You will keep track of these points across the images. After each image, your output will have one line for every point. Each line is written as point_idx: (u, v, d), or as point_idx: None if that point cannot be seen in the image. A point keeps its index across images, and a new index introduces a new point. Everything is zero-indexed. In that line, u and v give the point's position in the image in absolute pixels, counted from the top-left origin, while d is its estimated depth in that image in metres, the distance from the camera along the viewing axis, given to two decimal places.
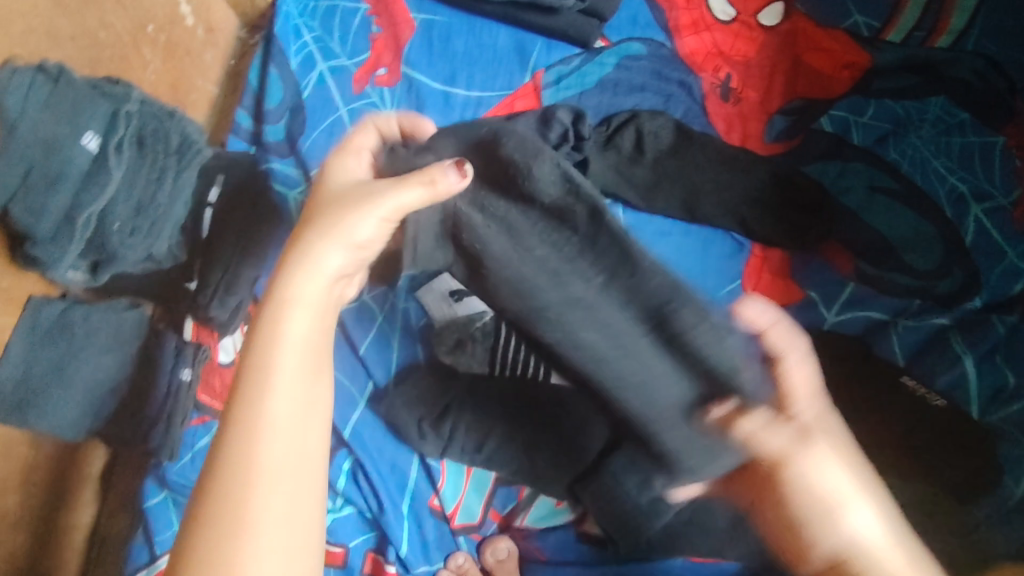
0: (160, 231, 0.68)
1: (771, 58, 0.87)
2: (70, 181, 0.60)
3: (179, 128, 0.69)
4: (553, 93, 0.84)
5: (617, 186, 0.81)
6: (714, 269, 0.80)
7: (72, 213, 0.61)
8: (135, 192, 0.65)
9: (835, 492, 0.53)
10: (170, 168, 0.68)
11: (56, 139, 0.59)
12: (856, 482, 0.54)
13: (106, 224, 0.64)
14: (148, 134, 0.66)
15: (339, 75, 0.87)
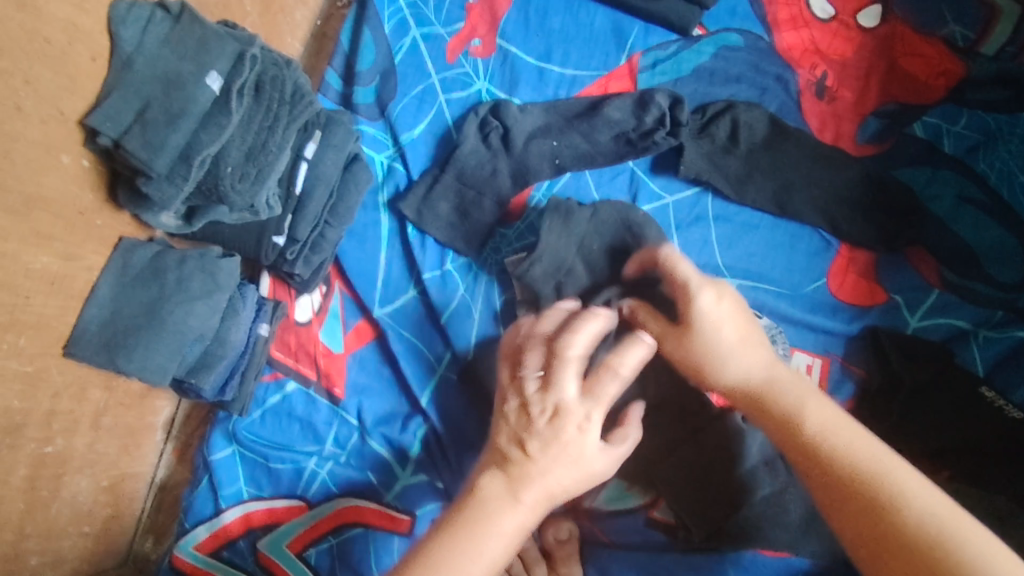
0: (265, 181, 0.67)
1: (867, 59, 0.87)
2: (190, 119, 0.59)
3: (294, 77, 0.69)
4: (648, 77, 0.84)
5: (709, 173, 0.80)
6: (799, 265, 0.80)
7: (188, 151, 0.60)
8: (248, 139, 0.65)
9: (717, 341, 0.62)
10: (282, 117, 0.68)
11: (179, 76, 0.59)
12: (728, 330, 0.62)
13: (219, 168, 0.63)
14: (264, 81, 0.66)
15: (432, 41, 0.86)
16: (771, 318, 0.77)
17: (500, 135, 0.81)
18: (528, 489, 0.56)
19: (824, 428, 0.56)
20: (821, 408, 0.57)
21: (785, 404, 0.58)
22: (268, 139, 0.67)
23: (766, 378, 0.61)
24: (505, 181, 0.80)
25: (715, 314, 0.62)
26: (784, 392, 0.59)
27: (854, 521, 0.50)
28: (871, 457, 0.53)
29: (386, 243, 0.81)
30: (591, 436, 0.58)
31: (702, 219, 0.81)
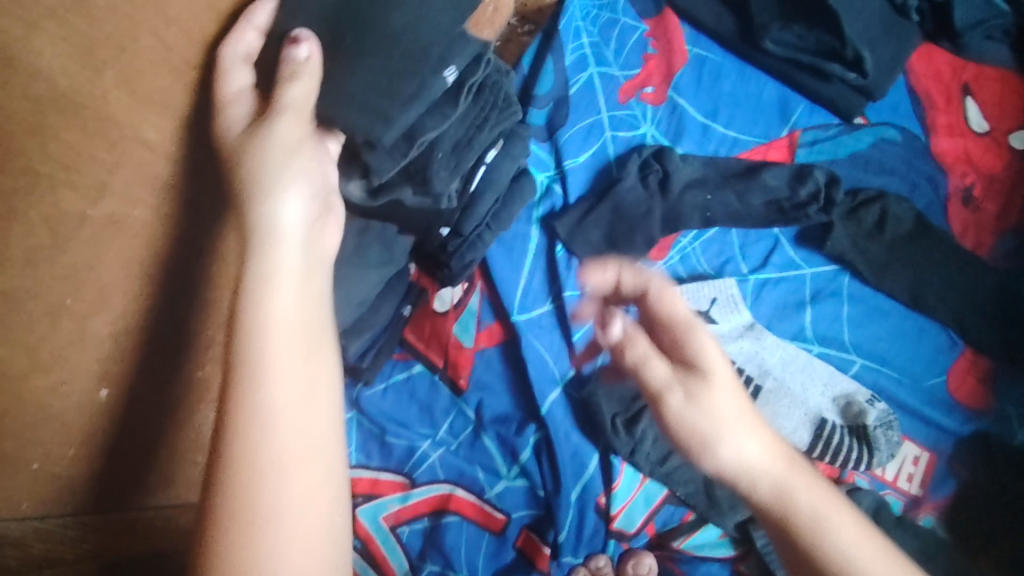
0: (456, 175, 0.71)
1: (1016, 178, 0.89)
2: (423, 103, 0.53)
3: (507, 87, 0.73)
4: (806, 153, 0.88)
5: (851, 255, 0.83)
6: (923, 358, 0.82)
7: (414, 132, 0.62)
8: (458, 131, 0.69)
9: (709, 425, 0.51)
10: (490, 119, 0.72)
11: (424, 56, 0.61)
12: (729, 402, 0.52)
13: (432, 153, 0.66)
14: (487, 87, 0.69)
15: (608, 80, 0.92)
16: (887, 403, 0.79)
17: (658, 179, 0.85)
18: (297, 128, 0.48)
19: (835, 546, 0.47)
20: (819, 498, 0.49)
21: (798, 517, 0.48)
22: (473, 135, 0.71)
23: (772, 485, 0.50)
24: (657, 222, 0.84)
25: (713, 356, 0.53)
26: (800, 502, 0.49)
27: None
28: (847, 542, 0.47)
29: (532, 255, 0.84)
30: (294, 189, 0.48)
31: (837, 295, 0.83)
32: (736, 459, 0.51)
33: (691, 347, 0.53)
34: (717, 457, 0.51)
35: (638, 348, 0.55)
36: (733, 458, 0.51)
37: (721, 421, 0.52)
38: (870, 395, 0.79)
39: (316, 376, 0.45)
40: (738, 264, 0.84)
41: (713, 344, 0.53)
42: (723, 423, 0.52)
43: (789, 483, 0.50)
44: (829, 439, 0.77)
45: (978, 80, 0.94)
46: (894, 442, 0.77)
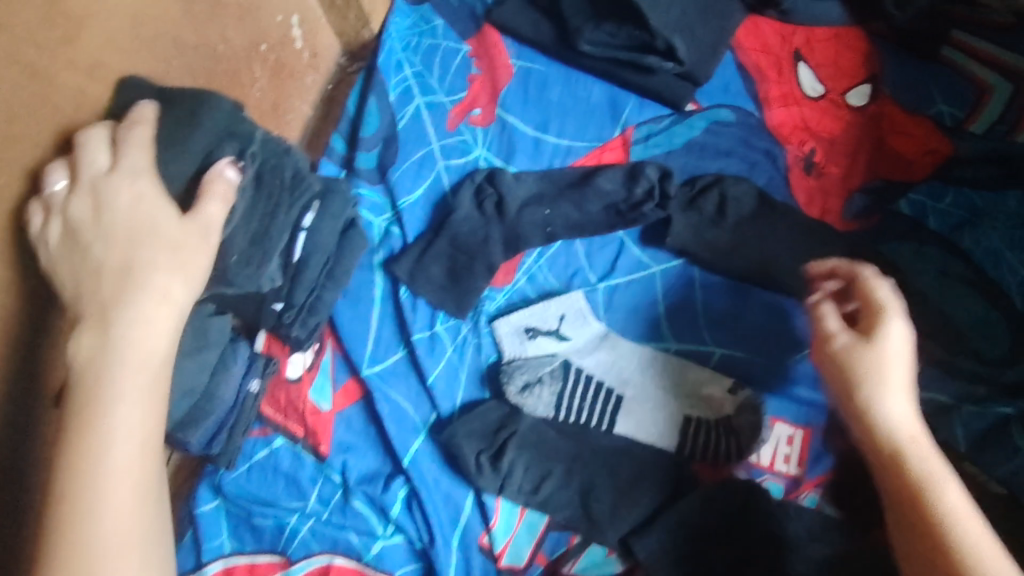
0: (269, 262, 0.69)
1: (857, 136, 0.88)
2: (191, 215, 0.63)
3: (294, 163, 0.71)
4: (642, 149, 0.87)
5: (694, 245, 0.82)
6: (783, 336, 0.81)
7: None
8: (252, 225, 0.67)
9: (913, 432, 0.62)
10: (283, 202, 0.70)
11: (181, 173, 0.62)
12: (902, 375, 0.65)
13: (225, 254, 0.66)
14: (265, 170, 0.68)
15: (435, 110, 0.90)
16: (754, 388, 0.78)
17: (495, 203, 0.84)
18: (189, 227, 0.59)
19: (957, 510, 0.57)
20: (957, 493, 0.59)
21: (917, 466, 0.60)
22: (270, 224, 0.69)
23: (931, 476, 0.60)
24: (497, 247, 0.83)
25: (896, 340, 0.66)
26: (950, 496, 0.58)
27: (919, 536, 0.57)
28: (963, 528, 0.56)
29: (379, 303, 0.84)
30: (167, 237, 0.57)
31: (689, 288, 0.82)
32: (899, 429, 0.63)
33: (880, 290, 0.68)
34: (882, 406, 0.63)
35: (889, 341, 0.65)
36: (949, 492, 0.58)
37: (891, 390, 0.64)
38: (733, 384, 0.78)
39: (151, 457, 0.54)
40: (586, 274, 0.83)
41: (898, 334, 0.66)
42: (903, 424, 0.63)
43: (919, 441, 0.62)
44: (697, 437, 0.76)
45: (809, 42, 0.93)
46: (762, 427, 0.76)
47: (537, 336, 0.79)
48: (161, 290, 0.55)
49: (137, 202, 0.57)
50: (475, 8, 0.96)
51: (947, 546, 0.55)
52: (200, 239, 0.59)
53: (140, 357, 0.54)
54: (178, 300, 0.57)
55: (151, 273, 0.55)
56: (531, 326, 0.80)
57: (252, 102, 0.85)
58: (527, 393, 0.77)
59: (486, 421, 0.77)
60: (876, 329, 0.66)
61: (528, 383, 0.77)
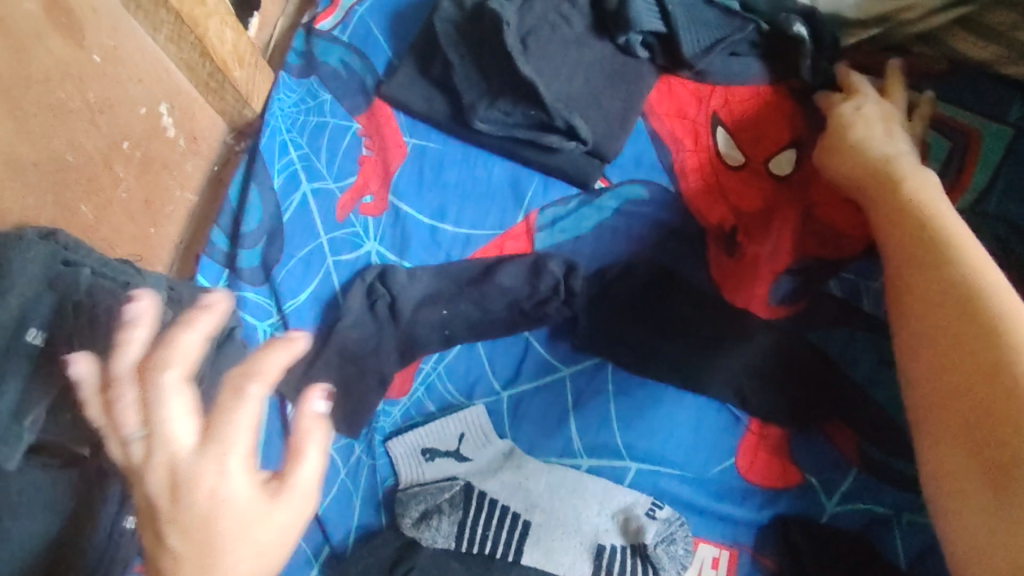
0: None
1: (778, 207, 0.81)
2: (15, 380, 0.55)
3: (136, 287, 0.63)
4: (547, 236, 0.80)
5: (608, 346, 0.75)
6: (706, 442, 0.73)
7: (19, 412, 0.55)
8: None
9: (900, 167, 0.70)
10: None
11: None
12: (913, 166, 0.70)
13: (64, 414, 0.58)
14: (95, 311, 0.59)
15: (323, 198, 0.83)
16: (672, 505, 0.71)
17: (387, 305, 0.77)
18: (277, 503, 0.36)
19: (1000, 284, 0.50)
20: (983, 254, 0.55)
21: (956, 250, 0.55)
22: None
23: (971, 253, 0.55)
24: (391, 355, 0.76)
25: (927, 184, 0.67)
26: (972, 264, 0.53)
27: (932, 310, 0.51)
28: (992, 284, 0.50)
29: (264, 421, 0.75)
30: (260, 518, 0.36)
31: (602, 393, 0.74)
32: (925, 210, 0.63)
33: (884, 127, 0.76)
34: (872, 153, 0.72)
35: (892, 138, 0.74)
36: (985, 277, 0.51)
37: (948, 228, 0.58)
38: (650, 502, 0.70)
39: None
40: (489, 381, 0.75)
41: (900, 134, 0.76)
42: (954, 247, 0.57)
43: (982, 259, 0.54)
44: (611, 567, 0.67)
45: (728, 104, 0.85)
46: (681, 555, 0.68)
47: (434, 458, 0.72)
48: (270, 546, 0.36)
49: (218, 510, 0.35)
50: (366, 80, 0.88)
51: (977, 328, 0.47)
52: (297, 520, 0.37)
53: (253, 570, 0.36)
54: (277, 554, 0.37)
55: (234, 570, 0.35)
56: (427, 447, 0.73)
57: (116, 206, 0.77)
58: (424, 524, 0.69)
59: (375, 560, 0.68)
60: (921, 210, 0.63)
61: (426, 513, 0.70)
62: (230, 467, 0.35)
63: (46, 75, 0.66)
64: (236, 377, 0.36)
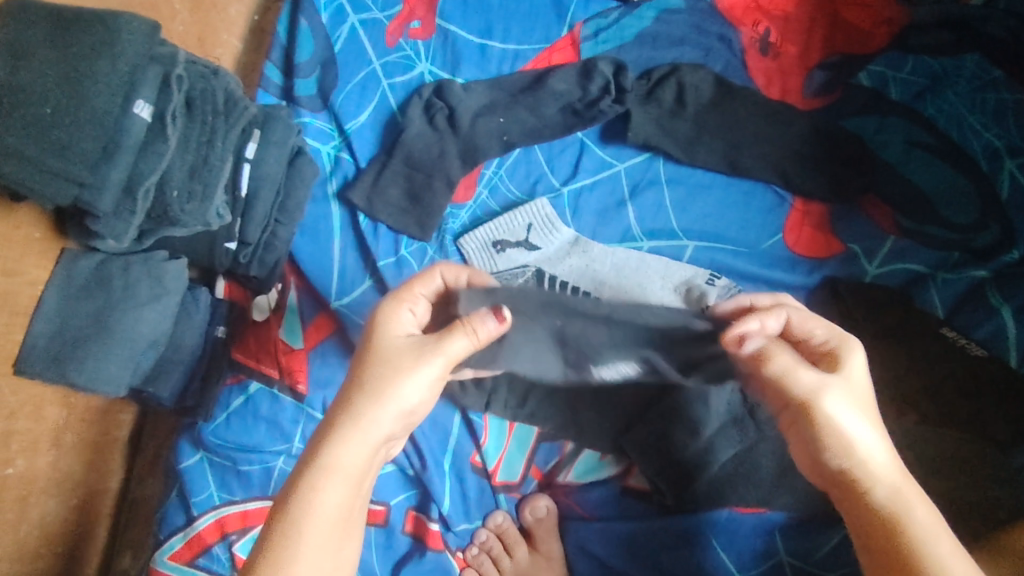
0: (214, 196, 0.65)
1: (810, 13, 0.87)
2: (128, 150, 0.58)
3: (225, 85, 0.66)
4: (592, 46, 0.84)
5: (658, 138, 0.80)
6: (754, 223, 0.80)
7: (132, 183, 0.59)
8: (189, 156, 0.63)
9: (854, 434, 0.53)
10: (219, 128, 0.65)
11: (106, 113, 0.56)
12: (863, 406, 0.54)
13: (165, 193, 0.62)
14: (194, 95, 0.63)
15: (371, 28, 0.84)
16: (728, 276, 0.77)
17: (446, 116, 0.80)
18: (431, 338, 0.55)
19: (876, 472, 0.52)
20: (879, 454, 0.53)
21: (881, 489, 0.51)
22: (208, 153, 0.65)
23: (885, 488, 0.51)
24: (454, 162, 0.79)
25: (858, 379, 0.55)
26: (913, 517, 0.50)
27: (890, 550, 0.50)
28: (913, 513, 0.50)
29: (339, 233, 0.80)
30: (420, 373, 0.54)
31: (656, 183, 0.80)
32: (844, 440, 0.52)
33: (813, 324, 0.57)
34: (839, 453, 0.53)
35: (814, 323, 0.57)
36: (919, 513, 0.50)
37: (847, 424, 0.53)
38: (709, 275, 0.75)
39: (346, 537, 0.52)
40: (549, 180, 0.80)
41: (858, 368, 0.55)
42: (864, 405, 0.54)
43: (886, 476, 0.52)
44: None
45: None
46: None
47: (504, 249, 0.76)
48: (407, 404, 0.54)
49: (407, 366, 0.54)
50: None
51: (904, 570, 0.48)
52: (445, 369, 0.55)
53: (350, 480, 0.53)
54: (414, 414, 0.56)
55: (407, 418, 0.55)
56: (498, 240, 0.77)
57: (175, 36, 0.79)
58: None
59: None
60: (851, 448, 0.52)
61: None
62: (403, 357, 0.55)
63: None
64: (405, 294, 0.59)
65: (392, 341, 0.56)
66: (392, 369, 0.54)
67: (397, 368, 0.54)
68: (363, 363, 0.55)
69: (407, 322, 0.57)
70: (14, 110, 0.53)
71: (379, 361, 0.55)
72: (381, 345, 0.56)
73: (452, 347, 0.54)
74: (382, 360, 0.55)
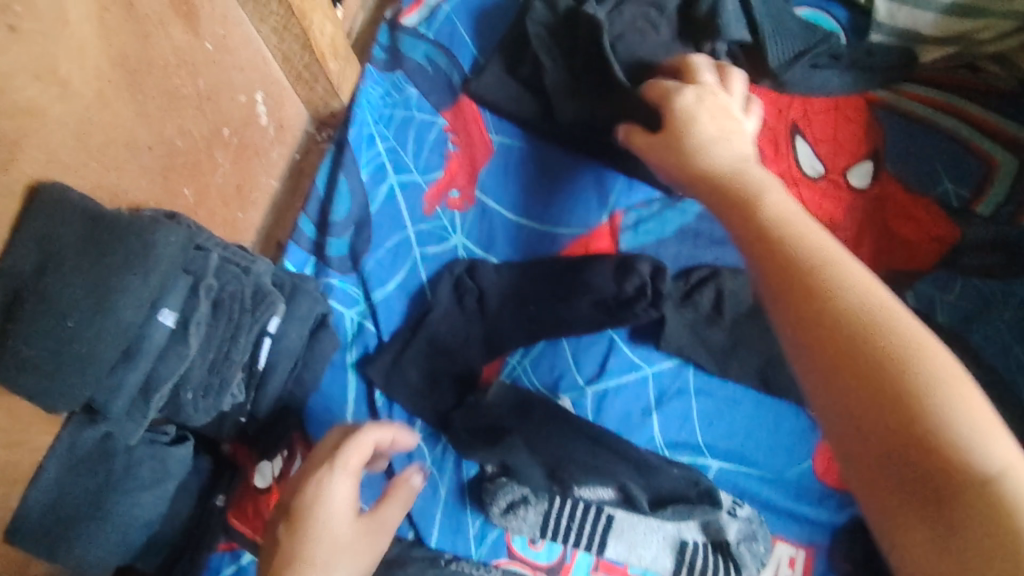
0: (229, 387, 0.64)
1: (857, 220, 0.84)
2: (147, 358, 0.57)
3: (256, 279, 0.65)
4: (632, 237, 0.82)
5: (692, 347, 0.77)
6: (785, 448, 0.75)
7: (147, 388, 0.58)
8: (210, 355, 0.62)
9: (829, 252, 0.46)
10: (244, 324, 0.64)
11: (130, 324, 0.55)
12: (807, 221, 0.50)
13: (180, 393, 0.61)
14: (224, 295, 0.62)
15: (409, 189, 0.84)
16: (752, 505, 0.73)
17: (475, 298, 0.79)
18: (362, 519, 0.59)
19: (830, 254, 0.46)
20: (863, 275, 0.45)
21: (815, 255, 0.45)
22: (230, 349, 0.63)
23: (862, 279, 0.44)
24: (477, 348, 0.78)
25: (781, 206, 0.51)
26: (899, 319, 0.42)
27: (871, 398, 0.39)
28: (898, 315, 0.42)
29: (352, 406, 0.78)
30: (373, 550, 0.58)
31: (684, 393, 0.77)
32: (789, 211, 0.51)
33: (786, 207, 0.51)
34: (786, 217, 0.49)
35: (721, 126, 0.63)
36: (857, 281, 0.44)
37: (793, 208, 0.51)
38: (731, 502, 0.72)
39: None
40: (572, 376, 0.77)
41: (786, 204, 0.52)
42: (801, 215, 0.51)
43: (838, 262, 0.45)
44: (694, 563, 0.70)
45: (806, 116, 0.88)
46: (762, 552, 0.71)
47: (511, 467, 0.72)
48: None
49: (355, 541, 0.57)
50: (451, 77, 0.90)
51: (915, 453, 0.37)
52: (373, 551, 0.58)
53: None
54: None
55: None
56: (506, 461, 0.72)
57: (212, 189, 0.78)
58: (510, 514, 0.71)
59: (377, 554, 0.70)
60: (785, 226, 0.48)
61: (513, 504, 0.71)
62: (355, 558, 0.56)
63: (165, 61, 0.66)
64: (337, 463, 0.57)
65: (328, 515, 0.56)
66: (337, 564, 0.55)
67: (348, 563, 0.55)
68: (298, 542, 0.54)
69: (351, 494, 0.58)
70: (35, 313, 0.51)
71: (318, 558, 0.54)
72: (322, 527, 0.55)
73: (386, 519, 0.60)
74: (326, 552, 0.55)
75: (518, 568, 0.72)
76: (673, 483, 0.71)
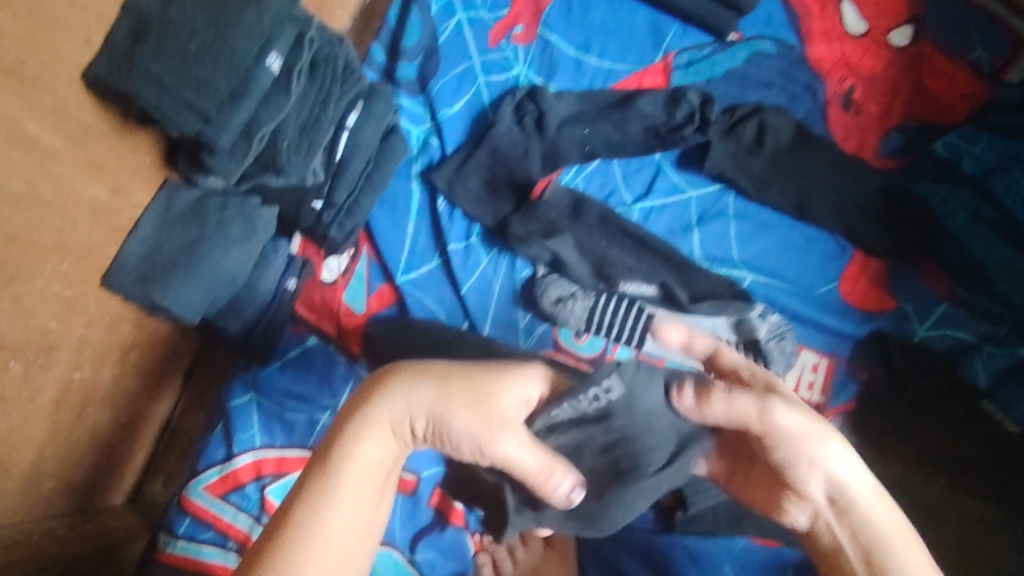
0: (315, 153, 0.71)
1: (894, 76, 0.89)
2: (254, 97, 0.62)
3: (346, 55, 0.72)
4: (682, 75, 0.88)
5: (733, 172, 0.83)
6: (814, 268, 0.83)
7: (250, 128, 0.64)
8: (302, 114, 0.69)
9: (798, 430, 0.49)
10: (333, 93, 0.72)
11: (241, 60, 0.60)
12: (821, 442, 0.49)
13: (277, 141, 0.67)
14: (319, 59, 0.69)
15: (476, 25, 0.89)
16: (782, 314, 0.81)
17: (535, 119, 0.84)
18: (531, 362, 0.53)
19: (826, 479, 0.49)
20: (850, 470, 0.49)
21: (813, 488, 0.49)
22: (319, 115, 0.71)
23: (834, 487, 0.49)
24: (536, 162, 0.82)
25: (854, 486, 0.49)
26: (864, 522, 0.48)
27: None
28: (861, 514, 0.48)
29: (415, 213, 0.84)
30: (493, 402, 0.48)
31: (723, 215, 0.84)
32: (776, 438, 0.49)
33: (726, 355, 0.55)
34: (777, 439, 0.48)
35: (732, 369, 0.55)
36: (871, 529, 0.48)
37: (805, 444, 0.49)
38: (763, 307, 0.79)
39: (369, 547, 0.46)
40: (622, 194, 0.84)
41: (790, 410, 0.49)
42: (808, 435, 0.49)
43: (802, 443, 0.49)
44: None
45: None
46: (790, 351, 0.78)
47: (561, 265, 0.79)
48: (460, 431, 0.48)
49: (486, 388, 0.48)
50: None
51: None
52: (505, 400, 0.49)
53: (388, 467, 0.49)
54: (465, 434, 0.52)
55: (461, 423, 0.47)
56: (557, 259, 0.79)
57: None
58: (561, 305, 0.78)
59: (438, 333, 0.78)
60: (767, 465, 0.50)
61: (562, 297, 0.78)
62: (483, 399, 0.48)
63: None
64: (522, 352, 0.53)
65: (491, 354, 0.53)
66: (466, 392, 0.48)
67: (475, 392, 0.48)
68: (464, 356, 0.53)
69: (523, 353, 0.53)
70: (160, 36, 0.57)
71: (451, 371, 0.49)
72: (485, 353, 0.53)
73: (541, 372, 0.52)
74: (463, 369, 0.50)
75: (563, 355, 0.79)
76: (708, 284, 0.78)
